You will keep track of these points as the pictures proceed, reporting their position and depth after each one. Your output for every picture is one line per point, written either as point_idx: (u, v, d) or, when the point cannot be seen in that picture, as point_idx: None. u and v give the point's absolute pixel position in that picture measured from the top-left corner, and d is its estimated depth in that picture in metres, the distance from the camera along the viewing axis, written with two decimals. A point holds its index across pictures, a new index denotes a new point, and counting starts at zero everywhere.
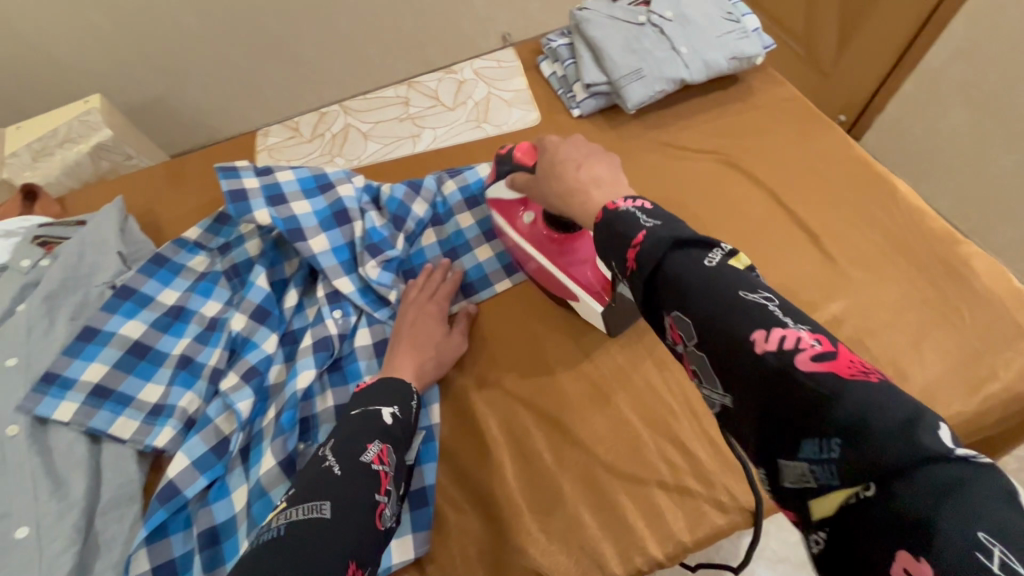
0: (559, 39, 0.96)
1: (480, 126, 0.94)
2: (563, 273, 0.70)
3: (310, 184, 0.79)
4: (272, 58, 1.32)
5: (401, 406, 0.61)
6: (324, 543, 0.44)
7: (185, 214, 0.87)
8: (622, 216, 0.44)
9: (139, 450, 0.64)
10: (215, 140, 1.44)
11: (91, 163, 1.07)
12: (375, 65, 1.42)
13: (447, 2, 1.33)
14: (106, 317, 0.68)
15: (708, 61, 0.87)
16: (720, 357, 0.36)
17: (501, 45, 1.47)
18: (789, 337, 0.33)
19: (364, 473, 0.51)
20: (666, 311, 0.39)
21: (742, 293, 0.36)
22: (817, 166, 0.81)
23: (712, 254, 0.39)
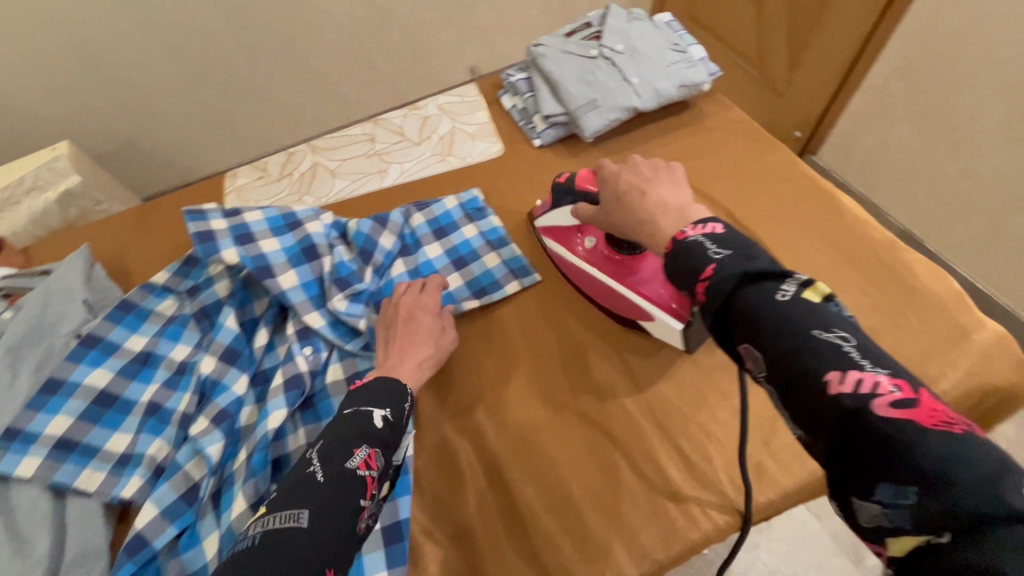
0: (518, 74, 1.00)
1: (445, 159, 0.97)
2: (632, 292, 0.68)
3: (278, 221, 0.80)
4: (249, 97, 1.51)
5: (394, 408, 0.58)
6: (300, 553, 0.44)
7: (153, 258, 0.90)
8: (691, 247, 0.44)
9: (106, 502, 0.64)
10: (188, 181, 1.63)
11: (60, 210, 1.20)
12: (350, 100, 1.65)
13: (419, 40, 1.58)
14: (71, 368, 0.70)
15: (658, 89, 0.91)
16: (792, 388, 0.36)
17: (469, 76, 1.75)
18: (866, 381, 0.33)
19: (348, 480, 0.50)
20: (737, 343, 0.39)
21: (817, 331, 0.36)
22: (767, 182, 0.84)
23: (786, 287, 0.39)
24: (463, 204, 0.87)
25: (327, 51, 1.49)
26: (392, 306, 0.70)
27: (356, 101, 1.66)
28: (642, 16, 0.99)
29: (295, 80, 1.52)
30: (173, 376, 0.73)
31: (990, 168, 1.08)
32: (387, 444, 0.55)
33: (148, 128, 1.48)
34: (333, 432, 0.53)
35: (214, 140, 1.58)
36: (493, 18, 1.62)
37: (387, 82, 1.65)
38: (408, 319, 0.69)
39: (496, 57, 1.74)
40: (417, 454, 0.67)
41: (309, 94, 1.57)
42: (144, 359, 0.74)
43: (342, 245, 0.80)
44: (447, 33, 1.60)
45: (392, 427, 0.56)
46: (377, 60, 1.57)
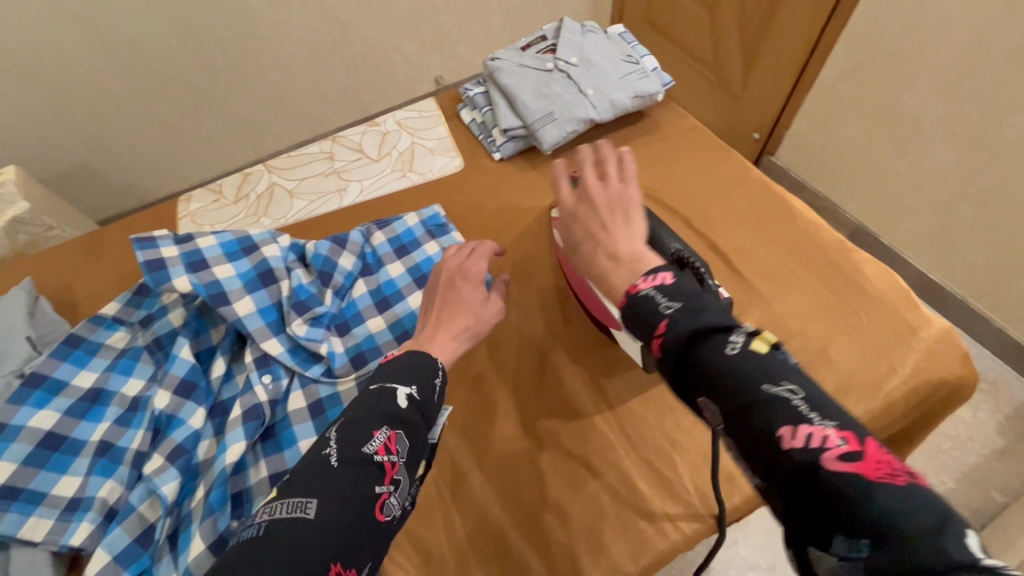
0: (475, 88, 1.00)
1: (406, 175, 0.96)
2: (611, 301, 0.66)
3: (231, 243, 0.78)
4: (206, 115, 1.48)
5: (421, 386, 0.57)
6: (304, 545, 0.41)
7: (103, 288, 0.86)
8: (643, 301, 0.44)
9: (53, 551, 0.61)
10: (146, 202, 1.58)
11: (8, 238, 1.15)
12: (313, 114, 1.62)
13: (380, 53, 1.57)
14: (14, 411, 0.67)
15: (613, 100, 0.92)
16: (747, 441, 0.36)
17: (433, 86, 1.74)
18: (816, 435, 0.33)
19: (364, 465, 0.48)
20: (694, 397, 0.39)
21: (766, 386, 0.36)
22: (721, 189, 0.86)
23: (734, 339, 0.39)
24: (425, 220, 0.87)
25: (286, 65, 1.47)
26: (436, 275, 0.71)
27: (319, 115, 1.63)
28: (596, 28, 1.01)
29: (254, 97, 1.49)
30: (125, 413, 0.70)
31: (934, 164, 1.13)
32: (409, 428, 0.53)
33: (100, 149, 1.42)
34: (358, 412, 0.52)
35: (171, 160, 1.53)
36: (455, 29, 1.63)
37: (350, 94, 1.63)
38: (449, 288, 0.69)
39: (460, 67, 1.74)
40: None
41: (269, 110, 1.54)
42: (94, 397, 0.71)
43: (300, 268, 0.79)
44: (409, 45, 1.59)
45: (416, 409, 0.55)
46: (339, 73, 1.56)
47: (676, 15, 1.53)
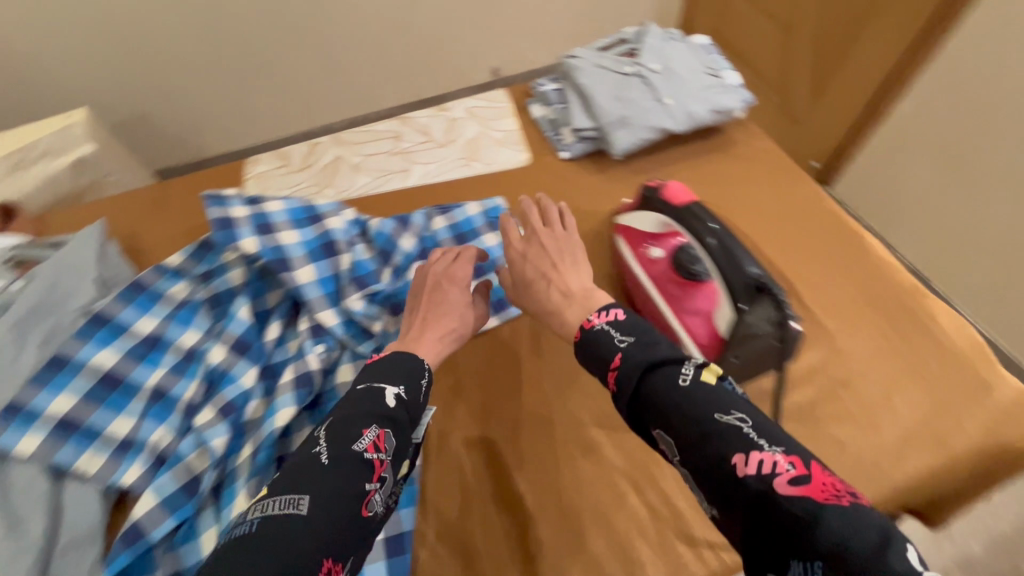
0: (549, 84, 0.99)
1: (470, 164, 0.96)
2: (674, 318, 0.67)
3: (298, 209, 0.79)
4: (265, 80, 1.50)
5: (409, 386, 0.59)
6: (297, 538, 0.46)
7: (168, 239, 0.89)
8: (598, 334, 0.57)
9: (103, 487, 0.62)
10: (199, 159, 1.62)
11: (71, 178, 1.19)
12: (368, 90, 1.63)
13: (442, 38, 1.57)
14: (79, 346, 0.69)
15: (691, 112, 0.90)
16: (701, 470, 0.45)
17: (490, 77, 1.74)
18: (766, 462, 0.42)
19: (353, 463, 0.51)
20: (652, 428, 0.49)
21: (718, 415, 0.46)
22: (793, 216, 0.83)
23: (685, 372, 0.50)
24: (486, 211, 0.86)
25: (349, 40, 1.48)
26: (421, 275, 0.70)
27: (376, 92, 1.65)
28: (679, 37, 0.99)
29: (313, 68, 1.52)
30: (179, 363, 0.72)
31: (1005, 215, 1.08)
32: (396, 426, 0.56)
33: (163, 102, 1.46)
34: (347, 410, 0.55)
35: (231, 121, 1.57)
36: (520, 20, 1.62)
37: (406, 76, 1.64)
38: (434, 291, 0.69)
39: (519, 61, 1.73)
40: (423, 467, 0.66)
41: (328, 81, 1.56)
42: (152, 343, 0.72)
43: (362, 244, 0.80)
44: (473, 32, 1.59)
45: (405, 408, 0.57)
46: (398, 52, 1.56)
47: (747, 33, 1.49)
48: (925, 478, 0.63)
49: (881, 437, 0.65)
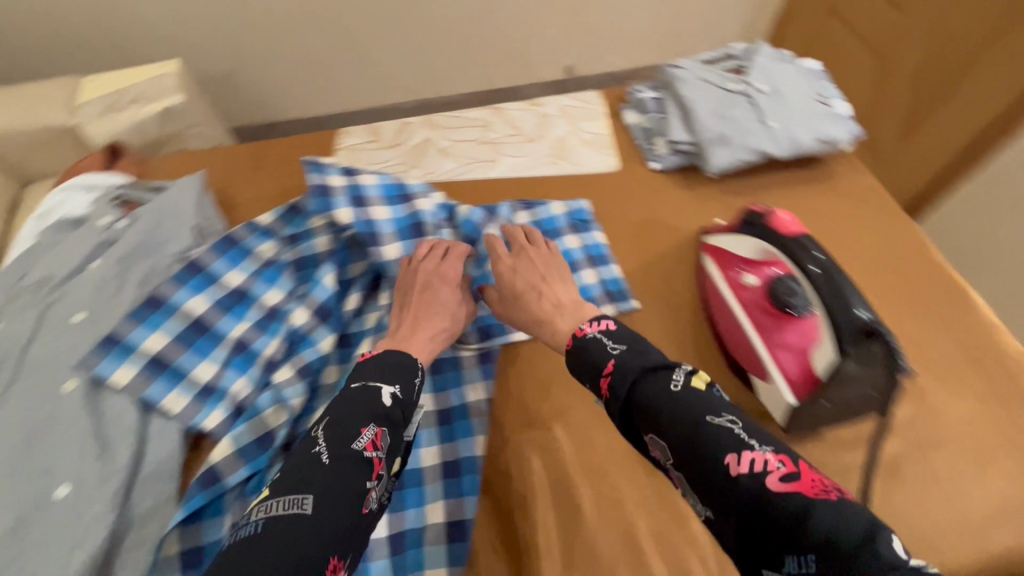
0: (648, 92, 0.98)
1: (557, 163, 0.95)
2: (764, 349, 0.65)
3: (390, 186, 0.80)
4: (346, 53, 1.53)
5: (403, 384, 0.61)
6: (303, 537, 0.48)
7: (260, 199, 0.91)
8: (590, 343, 0.58)
9: (184, 428, 0.65)
10: (271, 121, 1.65)
11: (156, 123, 1.19)
12: (441, 74, 1.64)
13: (521, 31, 1.57)
14: (174, 290, 0.72)
15: (795, 139, 0.87)
16: (695, 472, 0.46)
17: (562, 75, 1.72)
18: (757, 460, 0.43)
19: (352, 462, 0.53)
20: (643, 433, 0.51)
21: (708, 417, 0.47)
22: (892, 262, 0.80)
23: (676, 378, 0.51)
24: (571, 213, 0.86)
25: (431, 22, 1.49)
26: (410, 271, 0.72)
27: (449, 77, 1.66)
28: (790, 59, 0.96)
29: (393, 46, 1.53)
30: (262, 319, 0.74)
31: None
32: (392, 424, 0.57)
33: (248, 62, 1.49)
34: (340, 411, 0.56)
35: (306, 89, 1.60)
36: (601, 21, 1.60)
37: (479, 64, 1.64)
38: (424, 290, 0.70)
39: (594, 62, 1.71)
40: (487, 458, 0.65)
41: (406, 61, 1.58)
42: (239, 296, 0.75)
43: (448, 229, 0.80)
44: (552, 28, 1.58)
45: (401, 406, 0.58)
46: (476, 40, 1.56)
47: (842, 67, 1.47)
48: (1012, 558, 0.59)
49: (969, 506, 0.61)
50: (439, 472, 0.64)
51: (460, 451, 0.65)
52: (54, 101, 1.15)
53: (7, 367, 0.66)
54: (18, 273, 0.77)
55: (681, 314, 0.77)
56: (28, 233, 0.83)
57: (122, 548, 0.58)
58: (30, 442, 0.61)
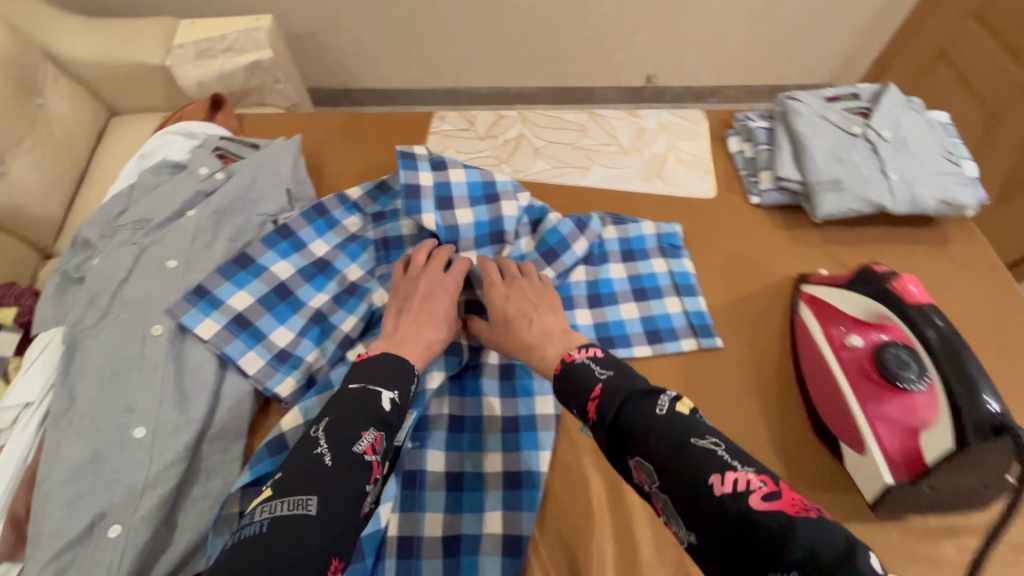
0: (759, 121, 0.93)
1: (651, 180, 0.92)
2: (858, 414, 0.61)
3: (477, 182, 0.79)
4: (431, 32, 1.51)
5: (401, 390, 0.57)
6: (307, 538, 0.45)
7: (347, 171, 0.91)
8: (580, 368, 0.55)
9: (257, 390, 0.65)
10: (348, 87, 1.66)
11: (243, 77, 1.16)
12: (521, 66, 1.61)
13: (610, 34, 1.53)
14: (264, 251, 0.72)
15: (915, 196, 0.82)
16: (680, 495, 0.43)
17: (643, 83, 1.67)
18: (740, 480, 0.41)
19: (353, 465, 0.50)
20: (628, 458, 0.47)
21: (693, 439, 0.45)
22: (1003, 344, 0.74)
23: (661, 401, 0.48)
24: (661, 235, 0.82)
25: (522, 13, 1.46)
26: (408, 279, 0.68)
27: (526, 68, 1.62)
28: (921, 108, 0.89)
29: (480, 31, 1.51)
30: (341, 293, 0.74)
31: None
32: (391, 428, 0.54)
33: (336, 27, 1.48)
34: (341, 411, 0.53)
35: (384, 62, 1.59)
36: (693, 33, 1.53)
37: (562, 62, 1.60)
38: (425, 298, 0.66)
39: (677, 74, 1.65)
40: (548, 475, 0.63)
41: (490, 48, 1.56)
42: (321, 267, 0.75)
43: (526, 236, 0.79)
44: (641, 34, 1.53)
45: (401, 410, 0.56)
46: (563, 36, 1.53)
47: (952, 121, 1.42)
48: None
49: None
50: (500, 481, 0.62)
51: (521, 462, 0.63)
52: (151, 40, 1.13)
53: (98, 303, 0.67)
54: (118, 209, 0.79)
55: (765, 361, 0.73)
56: (130, 171, 0.86)
57: (186, 500, 0.58)
58: (114, 380, 0.62)
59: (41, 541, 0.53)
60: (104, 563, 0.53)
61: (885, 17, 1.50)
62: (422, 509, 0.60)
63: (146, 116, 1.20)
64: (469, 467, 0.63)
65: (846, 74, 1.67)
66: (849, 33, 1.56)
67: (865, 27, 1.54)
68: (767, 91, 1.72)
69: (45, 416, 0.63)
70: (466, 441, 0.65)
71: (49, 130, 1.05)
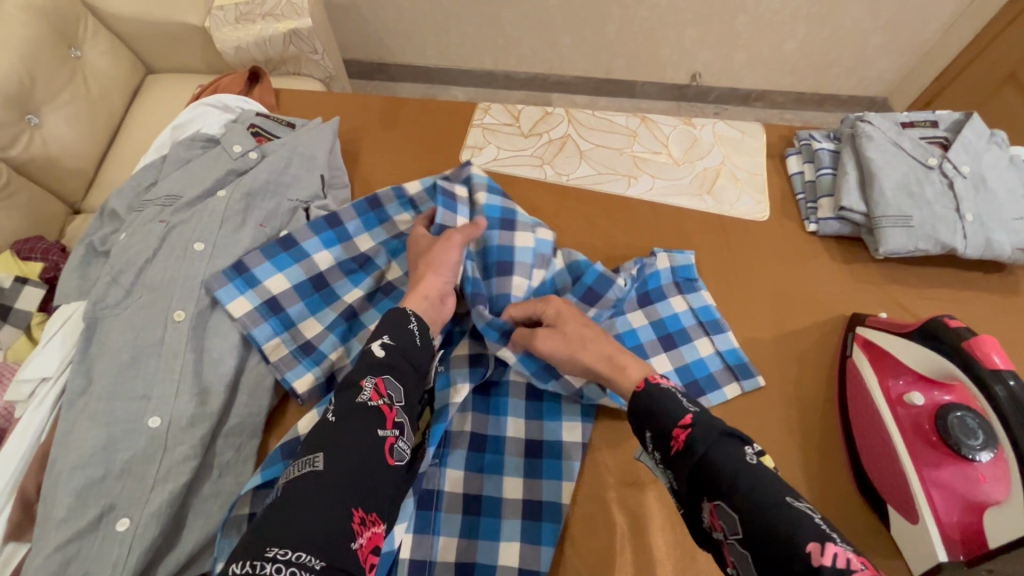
0: (824, 143, 0.87)
1: (701, 196, 0.86)
2: (910, 477, 0.57)
3: (495, 217, 0.72)
4: (473, 12, 1.43)
5: (393, 333, 0.54)
6: (324, 495, 0.40)
7: (385, 160, 0.87)
8: (665, 395, 0.51)
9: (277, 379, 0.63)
10: (384, 62, 1.61)
11: (282, 44, 1.10)
12: (563, 53, 1.54)
13: (662, 28, 1.44)
14: (308, 236, 0.68)
15: (991, 240, 0.75)
16: (762, 555, 0.39)
17: (688, 81, 1.60)
18: (841, 555, 0.36)
19: (361, 413, 0.46)
20: (711, 501, 0.43)
21: (788, 498, 0.40)
22: None
23: (751, 453, 0.44)
24: (676, 267, 0.76)
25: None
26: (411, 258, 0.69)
27: (566, 57, 1.55)
28: (1006, 142, 0.82)
29: (525, 14, 1.43)
30: (376, 292, 0.71)
31: None
32: (396, 371, 0.51)
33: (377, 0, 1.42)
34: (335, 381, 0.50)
35: (420, 38, 1.53)
36: (748, 33, 1.44)
37: (608, 52, 1.53)
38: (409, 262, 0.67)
39: (725, 74, 1.57)
40: (571, 502, 0.60)
41: (533, 34, 1.49)
42: (355, 257, 0.71)
43: None
44: (692, 29, 1.44)
45: (399, 352, 0.52)
46: (612, 26, 1.45)
47: None
48: None
49: None
50: (520, 509, 0.59)
51: (544, 492, 0.60)
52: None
53: (122, 282, 0.65)
54: (148, 181, 0.77)
55: (811, 405, 0.68)
56: (163, 142, 0.83)
57: (197, 496, 0.57)
58: (132, 364, 0.60)
59: (48, 527, 0.52)
60: (110, 557, 0.51)
61: (954, 32, 1.40)
62: (437, 532, 0.58)
63: (180, 77, 1.17)
64: (488, 491, 0.60)
65: (904, 89, 1.57)
66: (912, 45, 1.46)
67: (930, 40, 1.45)
68: (817, 100, 1.63)
69: (61, 394, 0.61)
70: (488, 462, 0.62)
71: (84, 85, 1.03)
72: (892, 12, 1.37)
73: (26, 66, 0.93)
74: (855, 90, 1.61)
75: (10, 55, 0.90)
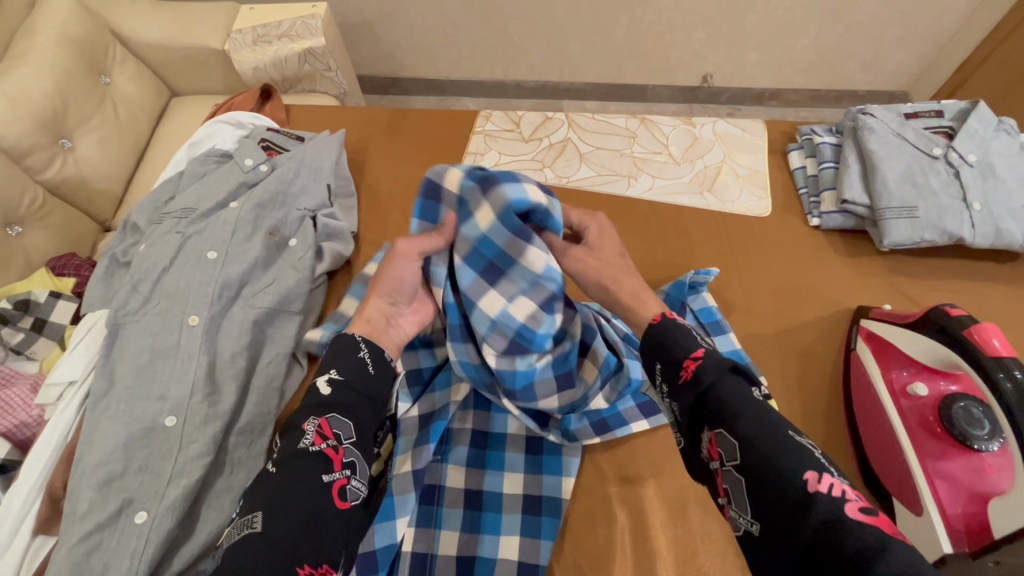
0: (826, 136, 0.86)
1: (702, 194, 0.86)
2: (918, 470, 0.56)
3: (488, 254, 0.56)
4: (483, 23, 1.47)
5: (340, 367, 0.52)
6: (263, 554, 0.42)
7: (389, 169, 0.90)
8: (678, 327, 0.49)
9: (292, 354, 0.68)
10: (397, 76, 1.65)
11: (297, 63, 1.15)
12: (573, 59, 1.55)
13: (670, 31, 1.45)
14: None
15: (1001, 229, 0.74)
16: (759, 484, 0.39)
17: (699, 83, 1.60)
18: (838, 486, 0.37)
19: (300, 465, 0.46)
20: (712, 428, 0.43)
21: (792, 432, 0.41)
22: None
23: (757, 389, 0.44)
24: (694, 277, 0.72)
25: (579, 8, 1.40)
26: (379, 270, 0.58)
27: (576, 64, 1.57)
28: (1015, 128, 0.80)
29: (534, 24, 1.46)
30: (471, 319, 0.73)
31: None
32: (344, 407, 0.50)
33: (390, 17, 1.46)
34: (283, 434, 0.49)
35: (433, 51, 1.57)
36: (757, 33, 1.44)
37: (617, 57, 1.54)
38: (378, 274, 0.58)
39: (736, 74, 1.57)
40: (569, 497, 0.61)
41: (542, 43, 1.51)
42: None
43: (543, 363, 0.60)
44: (701, 31, 1.45)
45: (346, 386, 0.51)
46: (620, 32, 1.46)
47: None
48: None
49: None
50: (519, 504, 0.60)
51: (543, 488, 0.61)
52: (212, 25, 1.15)
53: (141, 290, 0.69)
54: (166, 196, 0.81)
55: (813, 398, 0.68)
56: (181, 158, 0.87)
57: (210, 492, 0.59)
58: (151, 367, 0.64)
59: (73, 520, 0.55)
60: (129, 548, 0.54)
61: (973, 21, 1.37)
62: (438, 527, 0.59)
63: (201, 98, 1.23)
64: (488, 486, 0.62)
65: (924, 82, 1.54)
66: (929, 37, 1.44)
67: (948, 31, 1.42)
68: (833, 96, 1.62)
69: (85, 397, 0.65)
70: (489, 457, 0.63)
71: (113, 109, 1.09)
72: (904, 4, 1.35)
73: (60, 94, 0.99)
74: (873, 85, 1.59)
75: (44, 84, 0.96)
